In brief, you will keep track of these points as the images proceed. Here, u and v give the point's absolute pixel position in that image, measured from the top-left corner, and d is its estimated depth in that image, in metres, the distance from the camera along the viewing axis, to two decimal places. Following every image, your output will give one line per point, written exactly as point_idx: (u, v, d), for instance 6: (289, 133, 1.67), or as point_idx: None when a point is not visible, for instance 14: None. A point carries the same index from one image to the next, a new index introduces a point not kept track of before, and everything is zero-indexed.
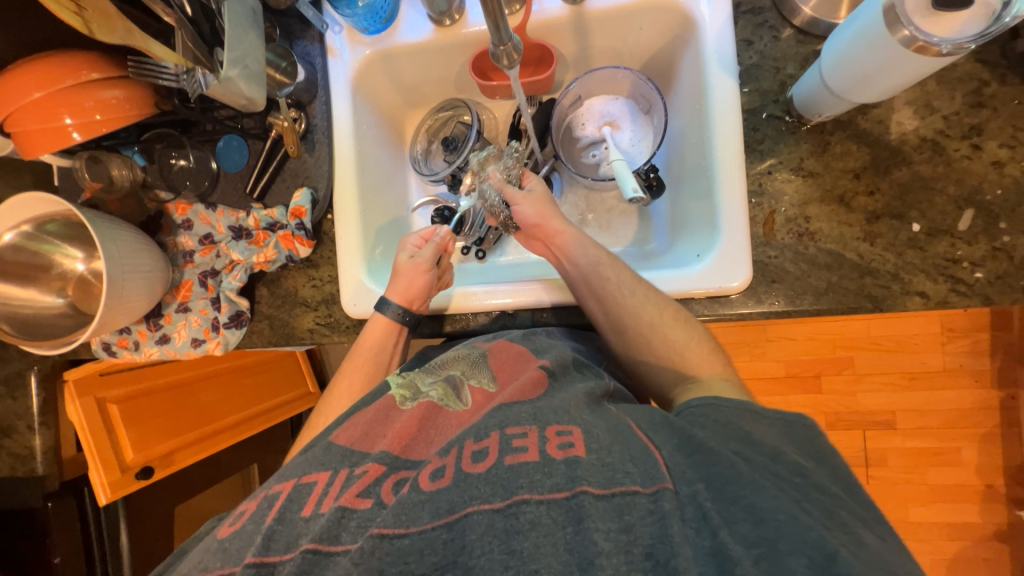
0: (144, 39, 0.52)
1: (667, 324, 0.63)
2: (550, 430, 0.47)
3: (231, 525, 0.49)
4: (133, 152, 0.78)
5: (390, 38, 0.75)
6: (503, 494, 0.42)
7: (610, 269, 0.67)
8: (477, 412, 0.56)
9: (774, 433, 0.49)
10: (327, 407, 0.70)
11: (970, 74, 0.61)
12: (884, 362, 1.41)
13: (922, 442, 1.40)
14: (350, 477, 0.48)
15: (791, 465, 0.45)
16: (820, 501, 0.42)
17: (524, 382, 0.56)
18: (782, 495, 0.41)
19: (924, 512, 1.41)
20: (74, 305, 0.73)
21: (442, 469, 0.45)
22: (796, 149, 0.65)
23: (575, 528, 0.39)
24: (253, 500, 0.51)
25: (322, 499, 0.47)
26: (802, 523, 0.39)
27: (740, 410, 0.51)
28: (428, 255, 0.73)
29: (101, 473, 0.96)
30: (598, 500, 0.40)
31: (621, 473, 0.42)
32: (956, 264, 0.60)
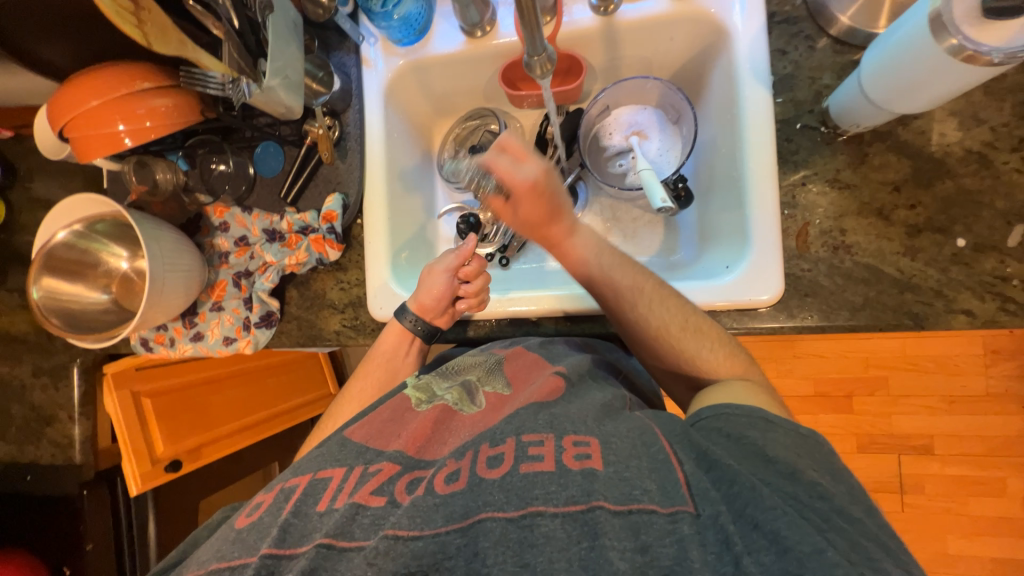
0: (195, 50, 0.55)
1: (675, 334, 0.61)
2: (566, 439, 0.46)
3: (249, 516, 0.50)
4: (178, 157, 0.82)
5: (423, 49, 0.77)
6: (517, 504, 0.41)
7: (602, 284, 0.64)
8: (493, 413, 0.55)
9: (788, 443, 0.48)
10: (338, 410, 0.70)
11: (1019, 85, 0.58)
12: (921, 383, 1.34)
13: (963, 470, 1.32)
14: (365, 474, 0.49)
15: (810, 486, 0.43)
16: (856, 540, 0.39)
17: (540, 388, 0.56)
18: (809, 528, 0.39)
19: (966, 545, 1.32)
20: (116, 301, 0.77)
21: (457, 473, 0.45)
22: (832, 161, 0.63)
23: (591, 543, 0.39)
24: (269, 492, 0.52)
25: (337, 495, 0.48)
26: (831, 559, 0.36)
27: (752, 421, 0.50)
28: (450, 262, 0.71)
29: (133, 464, 0.98)
30: (614, 517, 0.40)
31: (639, 490, 0.42)
32: (1004, 282, 0.57)
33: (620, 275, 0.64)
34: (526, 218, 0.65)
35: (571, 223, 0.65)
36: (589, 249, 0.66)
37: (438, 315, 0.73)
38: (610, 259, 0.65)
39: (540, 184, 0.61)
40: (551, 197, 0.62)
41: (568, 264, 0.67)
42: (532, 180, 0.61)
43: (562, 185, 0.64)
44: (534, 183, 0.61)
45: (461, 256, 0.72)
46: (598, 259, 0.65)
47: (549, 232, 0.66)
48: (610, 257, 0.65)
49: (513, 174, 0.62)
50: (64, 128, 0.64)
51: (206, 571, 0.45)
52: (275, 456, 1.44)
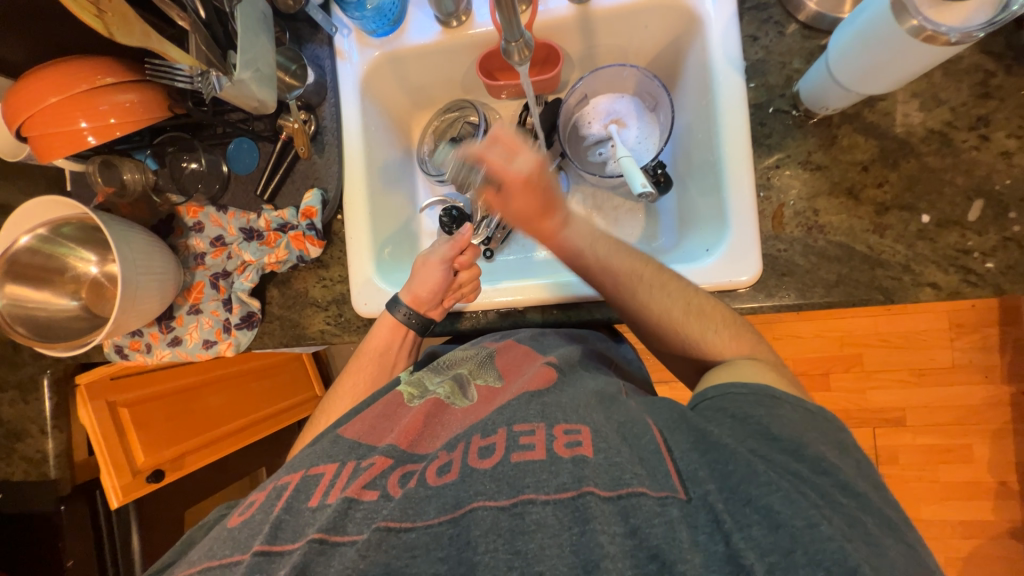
0: (161, 41, 0.52)
1: (680, 321, 0.61)
2: (558, 428, 0.47)
3: (240, 515, 0.49)
4: (146, 156, 0.79)
5: (398, 40, 0.76)
6: (509, 493, 0.42)
7: (598, 271, 0.64)
8: (484, 404, 0.57)
9: (797, 419, 0.49)
10: (331, 404, 0.71)
11: (975, 65, 0.61)
12: (893, 358, 1.40)
13: (934, 439, 1.39)
14: (358, 468, 0.49)
15: (813, 462, 0.45)
16: (843, 507, 0.41)
17: (532, 377, 0.57)
18: (804, 500, 0.40)
19: (937, 510, 1.39)
20: (88, 308, 0.74)
21: (448, 464, 0.46)
22: (804, 143, 0.65)
23: (581, 529, 0.40)
24: (262, 490, 0.51)
25: (330, 490, 0.47)
26: (825, 533, 0.38)
27: (759, 398, 0.50)
28: (444, 253, 0.72)
29: (112, 477, 0.95)
30: (604, 502, 0.41)
31: (630, 474, 0.43)
32: (966, 255, 0.60)
33: (616, 262, 0.63)
34: (516, 215, 0.63)
35: (566, 214, 0.64)
36: (582, 239, 0.64)
37: (433, 308, 0.73)
38: (605, 246, 0.64)
39: (533, 179, 0.60)
40: (545, 191, 0.61)
41: (563, 257, 0.66)
42: (524, 176, 0.60)
43: (556, 178, 0.63)
44: (527, 178, 0.60)
45: (455, 246, 0.72)
46: (593, 247, 0.64)
47: (540, 227, 0.64)
48: (605, 245, 0.65)
49: (505, 169, 0.60)
50: (21, 127, 0.61)
51: (195, 569, 0.45)
52: (261, 462, 1.41)
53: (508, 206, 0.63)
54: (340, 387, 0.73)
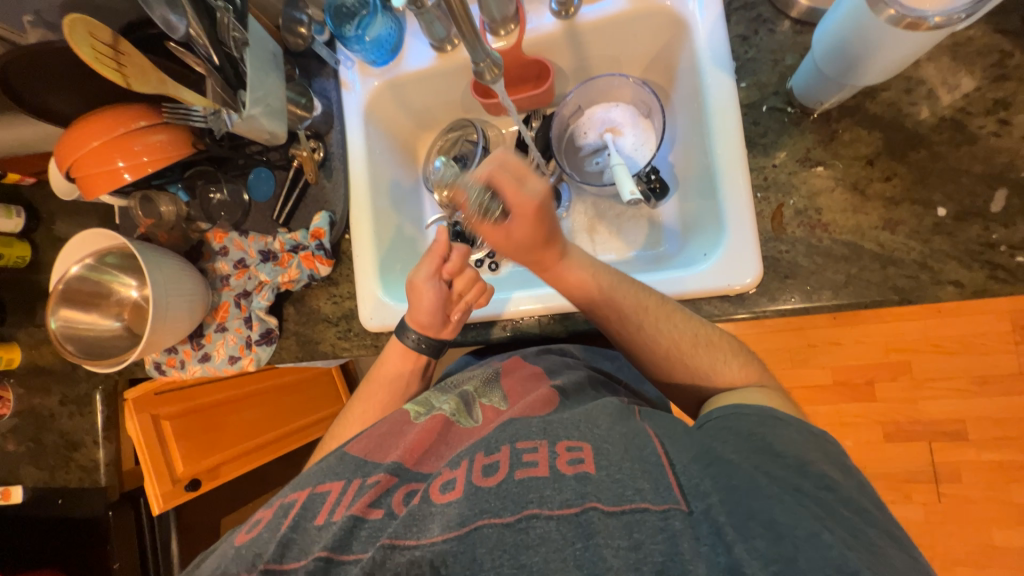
0: (176, 87, 0.59)
1: (688, 351, 0.60)
2: (560, 445, 0.47)
3: (248, 533, 0.51)
4: (178, 189, 0.86)
5: (396, 68, 0.81)
6: (513, 509, 0.42)
7: (605, 307, 0.63)
8: (486, 426, 0.57)
9: (804, 440, 0.46)
10: (342, 429, 0.72)
11: (989, 47, 0.57)
12: (948, 365, 1.28)
13: (1000, 454, 1.26)
14: (363, 486, 0.51)
15: (817, 478, 0.42)
16: (845, 519, 0.40)
17: (533, 402, 0.56)
18: (806, 513, 0.39)
19: (1010, 534, 1.25)
20: (128, 327, 0.82)
21: (452, 482, 0.47)
22: (801, 140, 0.63)
23: (585, 543, 0.39)
24: (268, 509, 0.53)
25: (335, 508, 0.49)
26: (825, 541, 0.37)
27: (763, 419, 0.48)
28: (425, 269, 0.71)
29: (155, 484, 1.03)
30: (608, 517, 0.40)
31: (632, 490, 0.41)
32: (991, 249, 0.55)
33: (622, 295, 0.62)
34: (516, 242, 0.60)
35: (564, 245, 0.62)
36: (585, 271, 0.63)
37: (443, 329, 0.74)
38: (608, 279, 0.63)
39: (542, 210, 0.56)
40: (551, 222, 0.58)
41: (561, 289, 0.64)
42: (536, 206, 0.56)
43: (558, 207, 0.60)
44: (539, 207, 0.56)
45: (434, 257, 0.72)
46: (596, 280, 0.62)
47: (542, 257, 0.62)
48: (608, 278, 0.63)
49: (518, 199, 0.56)
50: (71, 168, 0.69)
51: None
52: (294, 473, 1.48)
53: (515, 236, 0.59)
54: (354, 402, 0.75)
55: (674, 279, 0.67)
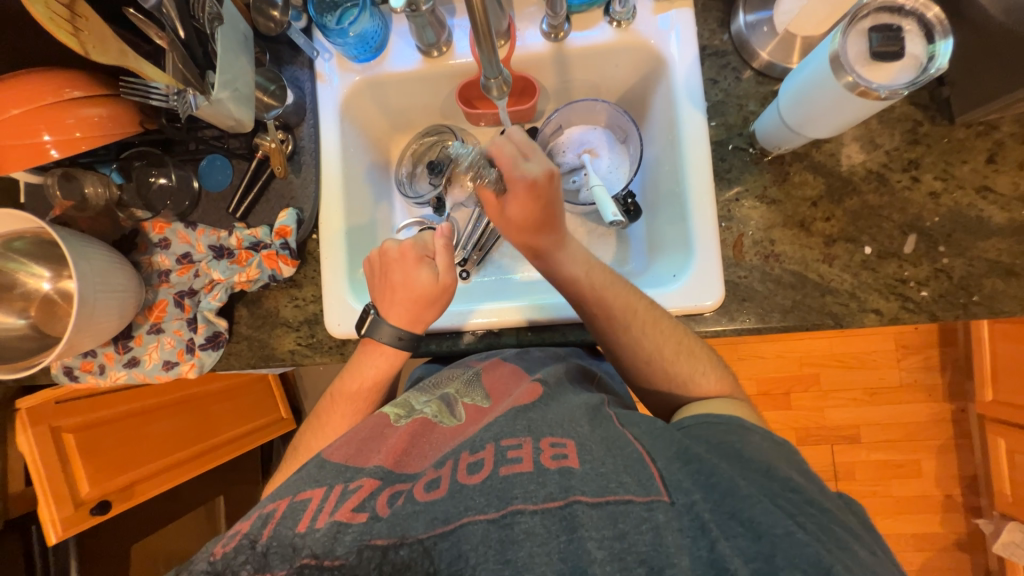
0: (138, 60, 0.53)
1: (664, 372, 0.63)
2: (544, 441, 0.47)
3: (222, 546, 0.44)
4: (111, 170, 0.77)
5: (379, 66, 0.78)
6: (497, 505, 0.41)
7: (593, 306, 0.65)
8: (471, 424, 0.55)
9: (767, 446, 0.50)
10: (318, 440, 0.65)
11: (906, 115, 0.68)
12: (848, 378, 1.48)
13: (887, 454, 1.47)
14: (346, 492, 0.46)
15: (784, 481, 0.45)
16: (814, 516, 0.42)
17: (518, 396, 0.56)
18: (779, 511, 0.41)
19: (892, 523, 1.46)
20: (36, 326, 0.70)
21: (437, 481, 0.45)
22: (760, 178, 0.70)
23: (569, 536, 0.39)
24: (245, 522, 0.46)
25: (318, 514, 0.44)
26: (800, 539, 0.39)
27: (731, 427, 0.53)
28: (451, 269, 0.66)
29: (51, 508, 0.89)
30: (592, 508, 0.41)
31: (616, 482, 0.43)
32: (903, 284, 0.66)
33: (610, 296, 0.64)
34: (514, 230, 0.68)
35: (561, 236, 0.65)
36: (578, 267, 0.65)
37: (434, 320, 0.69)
38: (600, 274, 0.66)
39: (539, 185, 0.61)
40: (545, 203, 0.62)
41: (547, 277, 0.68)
42: (531, 180, 0.61)
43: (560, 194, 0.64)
44: (533, 183, 0.61)
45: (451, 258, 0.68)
46: (588, 275, 0.65)
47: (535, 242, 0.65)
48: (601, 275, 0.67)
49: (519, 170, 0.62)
50: None
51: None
52: (220, 489, 1.34)
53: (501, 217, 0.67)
54: (329, 407, 0.67)
55: None
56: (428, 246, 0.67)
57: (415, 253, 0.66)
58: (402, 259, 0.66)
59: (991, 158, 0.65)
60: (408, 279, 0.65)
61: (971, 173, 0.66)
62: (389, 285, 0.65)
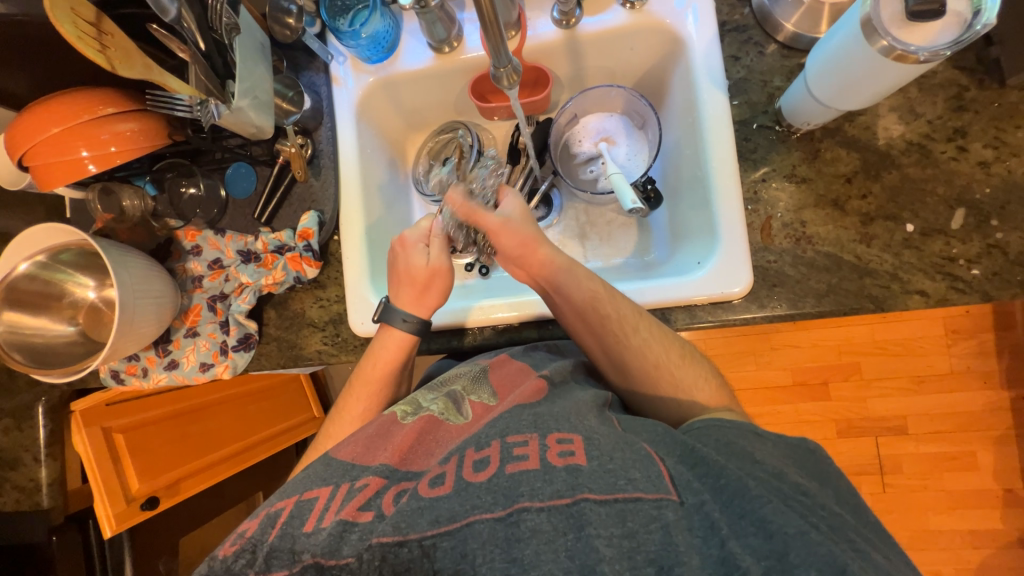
0: (162, 74, 0.55)
1: (681, 364, 0.63)
2: (551, 437, 0.46)
3: (231, 545, 0.46)
4: (145, 182, 0.80)
5: (392, 66, 0.79)
6: (504, 503, 0.41)
7: (608, 304, 0.63)
8: (475, 422, 0.54)
9: (777, 454, 0.48)
10: (335, 430, 0.67)
11: (949, 80, 0.63)
12: (892, 367, 1.40)
13: (936, 447, 1.38)
14: (352, 490, 0.47)
15: (794, 484, 0.44)
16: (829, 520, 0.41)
17: (523, 392, 0.55)
18: (790, 511, 0.39)
19: (945, 520, 1.37)
20: (84, 333, 0.75)
21: (441, 477, 0.45)
22: (788, 157, 0.67)
23: (577, 534, 0.38)
24: (253, 519, 0.48)
25: (324, 514, 0.45)
26: (814, 538, 0.37)
27: (743, 432, 0.50)
28: (442, 253, 0.69)
29: (105, 504, 0.94)
30: (600, 506, 0.39)
31: (624, 480, 0.41)
32: (952, 262, 0.61)
33: (609, 307, 0.63)
34: (522, 236, 0.65)
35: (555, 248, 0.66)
36: (575, 276, 0.64)
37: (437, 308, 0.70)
38: (601, 283, 0.65)
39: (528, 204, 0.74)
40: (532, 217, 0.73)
41: (544, 281, 0.66)
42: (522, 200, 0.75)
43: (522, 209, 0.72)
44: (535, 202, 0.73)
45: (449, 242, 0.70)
46: (586, 285, 0.64)
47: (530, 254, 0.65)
48: (604, 283, 0.66)
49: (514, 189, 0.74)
50: (22, 157, 0.62)
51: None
52: (259, 486, 1.39)
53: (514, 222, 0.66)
54: (342, 399, 0.69)
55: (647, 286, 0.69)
56: (424, 233, 0.70)
57: (409, 239, 0.69)
58: (402, 247, 0.70)
59: None
60: (410, 264, 0.68)
61: None
62: (394, 272, 0.70)
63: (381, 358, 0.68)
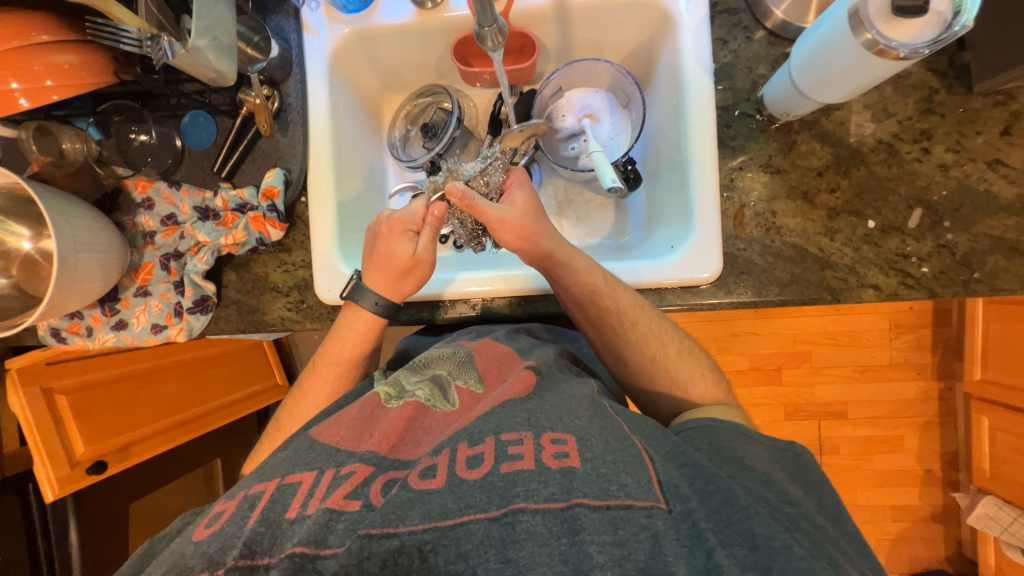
0: (106, 1, 0.50)
1: (671, 358, 0.64)
2: (545, 437, 0.46)
3: (206, 527, 0.45)
4: (88, 124, 0.73)
5: (369, 18, 0.74)
6: (499, 503, 0.41)
7: (607, 298, 0.63)
8: (464, 412, 0.53)
9: (766, 457, 0.51)
10: (297, 409, 0.65)
11: (922, 82, 0.65)
12: (839, 356, 1.49)
13: (871, 430, 1.49)
14: (336, 477, 0.46)
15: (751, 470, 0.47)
16: (808, 533, 0.42)
17: (512, 383, 0.54)
18: (763, 516, 0.41)
19: (872, 495, 1.50)
20: (19, 286, 0.69)
21: (433, 469, 0.45)
22: (766, 147, 0.68)
23: (571, 539, 0.39)
24: (230, 499, 0.48)
25: (309, 500, 0.45)
26: (796, 552, 0.39)
27: (733, 433, 0.53)
28: (429, 247, 0.65)
29: (46, 468, 0.90)
30: (594, 512, 0.40)
31: (616, 485, 0.42)
32: (905, 259, 0.64)
33: (620, 295, 0.64)
34: (520, 230, 0.63)
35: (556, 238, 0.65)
36: (589, 261, 0.65)
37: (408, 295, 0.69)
38: (601, 274, 0.64)
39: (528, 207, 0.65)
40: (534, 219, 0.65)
41: (545, 267, 0.65)
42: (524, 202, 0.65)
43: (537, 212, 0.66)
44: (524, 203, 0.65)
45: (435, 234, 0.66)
46: (590, 275, 0.64)
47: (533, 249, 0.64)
48: (604, 274, 0.65)
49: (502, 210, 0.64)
50: None
51: None
52: (217, 452, 1.36)
53: (513, 217, 0.63)
54: (310, 374, 0.68)
55: (632, 268, 0.69)
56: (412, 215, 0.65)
57: (401, 222, 0.64)
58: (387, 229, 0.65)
59: (1006, 130, 0.63)
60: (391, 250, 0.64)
61: (984, 146, 0.63)
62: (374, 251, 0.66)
63: (347, 336, 0.67)
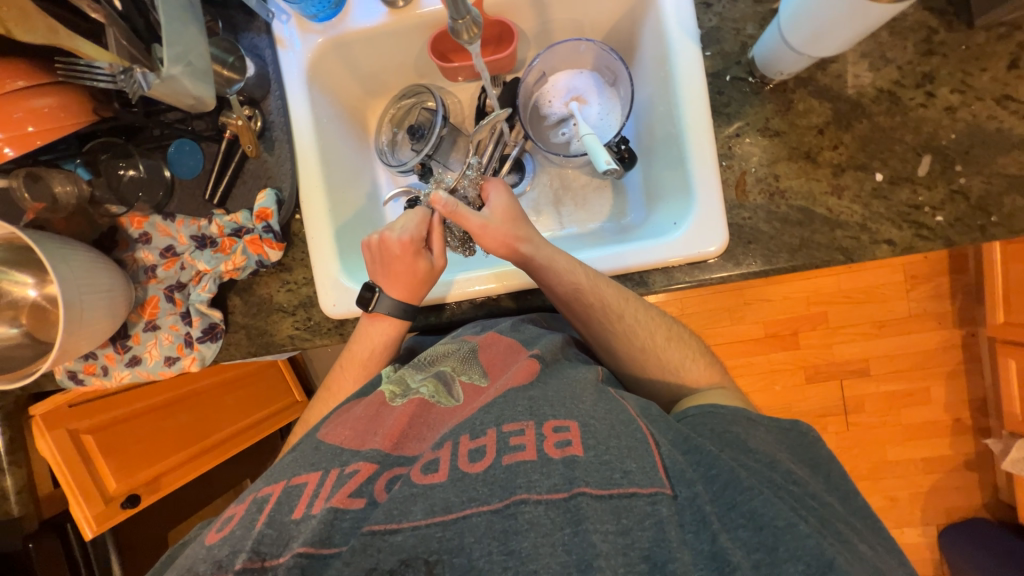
0: (71, 37, 0.49)
1: (659, 346, 0.64)
2: (547, 426, 0.46)
3: (218, 530, 0.46)
4: (76, 166, 0.72)
5: (341, 24, 0.72)
6: (501, 495, 0.41)
7: (591, 294, 0.62)
8: (470, 403, 0.53)
9: (770, 440, 0.50)
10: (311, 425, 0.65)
11: (919, 23, 0.62)
12: (856, 313, 1.46)
13: (895, 385, 1.47)
14: (341, 476, 0.46)
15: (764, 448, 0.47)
16: (815, 509, 0.43)
17: (516, 372, 0.54)
18: (781, 502, 0.41)
19: (902, 450, 1.48)
20: (29, 334, 0.69)
21: (435, 463, 0.44)
22: (762, 110, 0.66)
23: (574, 529, 0.39)
24: (240, 502, 0.48)
25: (314, 500, 0.44)
26: (802, 530, 0.39)
27: (736, 418, 0.51)
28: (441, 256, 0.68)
29: (82, 507, 0.92)
30: (597, 501, 0.40)
31: (620, 473, 0.42)
32: (918, 210, 0.62)
33: (604, 290, 0.63)
34: (501, 236, 0.65)
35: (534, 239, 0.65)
36: (569, 261, 0.64)
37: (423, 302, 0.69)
38: (584, 272, 0.63)
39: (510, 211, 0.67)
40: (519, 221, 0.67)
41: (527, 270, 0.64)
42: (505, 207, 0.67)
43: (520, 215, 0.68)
44: (506, 208, 0.67)
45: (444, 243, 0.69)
46: (573, 274, 0.63)
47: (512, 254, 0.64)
48: (587, 270, 0.63)
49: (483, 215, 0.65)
50: None
51: None
52: (245, 473, 1.38)
53: (496, 223, 0.65)
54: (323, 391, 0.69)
55: (615, 254, 0.68)
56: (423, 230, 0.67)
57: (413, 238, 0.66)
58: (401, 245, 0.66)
59: (1013, 63, 0.60)
60: (407, 262, 0.65)
61: (990, 83, 0.61)
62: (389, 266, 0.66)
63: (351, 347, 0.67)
